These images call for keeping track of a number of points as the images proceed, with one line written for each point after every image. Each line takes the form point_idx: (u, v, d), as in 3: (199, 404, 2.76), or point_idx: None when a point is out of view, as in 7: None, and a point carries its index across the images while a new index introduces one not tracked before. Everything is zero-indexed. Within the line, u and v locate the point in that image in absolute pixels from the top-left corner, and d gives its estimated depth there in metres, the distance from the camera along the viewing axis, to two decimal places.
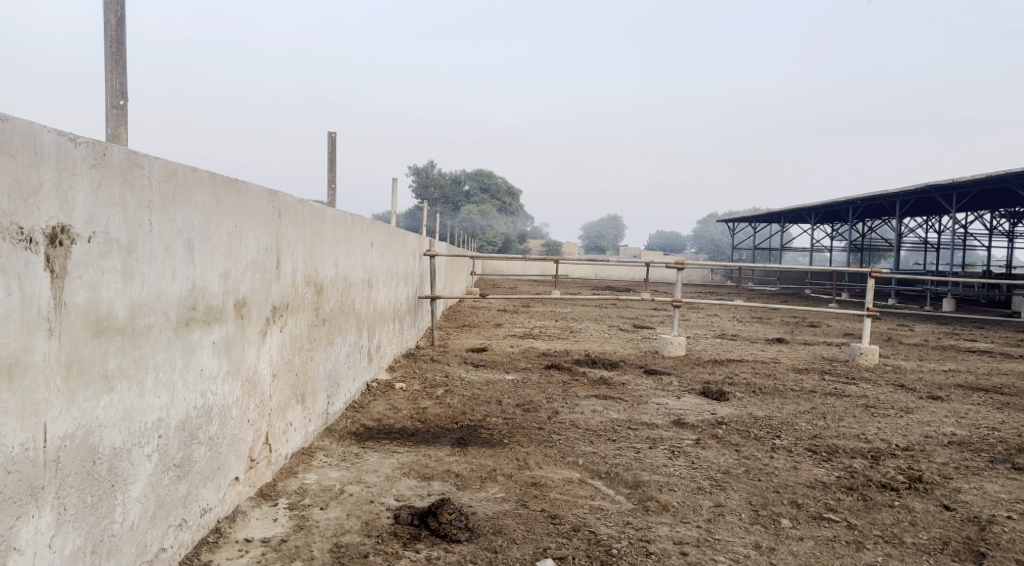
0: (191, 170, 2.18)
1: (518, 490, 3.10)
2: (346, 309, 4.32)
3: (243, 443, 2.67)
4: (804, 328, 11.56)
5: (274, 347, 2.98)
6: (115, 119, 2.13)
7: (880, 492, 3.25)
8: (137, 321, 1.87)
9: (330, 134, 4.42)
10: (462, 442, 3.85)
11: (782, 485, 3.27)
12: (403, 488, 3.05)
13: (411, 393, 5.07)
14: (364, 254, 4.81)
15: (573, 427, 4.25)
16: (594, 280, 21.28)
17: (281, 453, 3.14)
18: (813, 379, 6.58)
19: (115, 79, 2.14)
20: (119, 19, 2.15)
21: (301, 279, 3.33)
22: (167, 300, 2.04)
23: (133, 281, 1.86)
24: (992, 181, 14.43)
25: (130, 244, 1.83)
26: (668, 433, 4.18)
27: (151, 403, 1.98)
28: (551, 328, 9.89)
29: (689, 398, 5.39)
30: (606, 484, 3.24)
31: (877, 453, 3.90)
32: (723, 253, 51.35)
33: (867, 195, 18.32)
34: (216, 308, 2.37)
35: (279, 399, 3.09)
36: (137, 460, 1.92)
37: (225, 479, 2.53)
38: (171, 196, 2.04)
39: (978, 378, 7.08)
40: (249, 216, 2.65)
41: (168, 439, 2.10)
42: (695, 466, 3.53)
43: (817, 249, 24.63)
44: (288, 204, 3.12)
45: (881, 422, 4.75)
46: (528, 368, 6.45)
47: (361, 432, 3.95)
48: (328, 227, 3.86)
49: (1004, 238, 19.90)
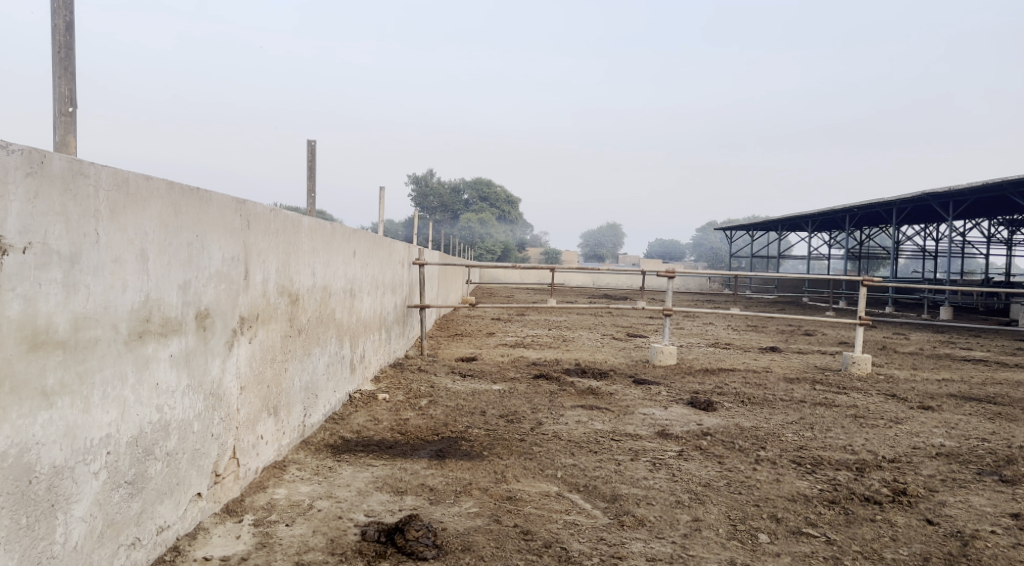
0: (146, 178, 2.13)
1: (492, 504, 3.04)
2: (325, 319, 4.26)
3: (206, 459, 2.61)
4: (800, 337, 11.50)
5: (242, 359, 2.92)
6: (64, 126, 2.09)
7: (863, 506, 3.19)
8: (80, 334, 1.84)
9: (310, 142, 4.36)
10: (440, 454, 3.78)
11: (763, 499, 3.21)
12: (374, 503, 2.99)
13: (395, 404, 5.00)
14: (345, 263, 4.74)
15: (555, 439, 4.19)
16: (591, 289, 21.21)
17: (251, 467, 3.07)
18: (804, 389, 6.51)
19: (64, 86, 2.11)
20: (69, 24, 2.12)
21: (273, 289, 3.28)
22: (117, 312, 1.98)
23: (77, 293, 1.82)
24: (988, 189, 14.38)
25: (72, 254, 1.80)
26: (651, 445, 4.11)
27: (98, 418, 1.92)
28: (543, 337, 9.82)
29: (676, 408, 5.32)
30: (583, 497, 3.17)
31: (863, 465, 3.84)
32: (723, 261, 51.28)
33: (864, 204, 18.26)
34: (175, 320, 2.32)
35: (249, 411, 3.03)
36: (82, 479, 1.87)
37: (185, 496, 2.47)
38: (121, 205, 2.00)
39: (971, 387, 7.01)
40: (214, 225, 2.60)
41: (120, 455, 2.04)
42: (676, 479, 3.45)
43: (814, 257, 24.57)
44: (258, 213, 3.06)
45: (869, 433, 4.68)
46: (516, 378, 6.40)
47: (339, 445, 3.88)
48: (305, 235, 3.80)
49: (1003, 246, 19.84)
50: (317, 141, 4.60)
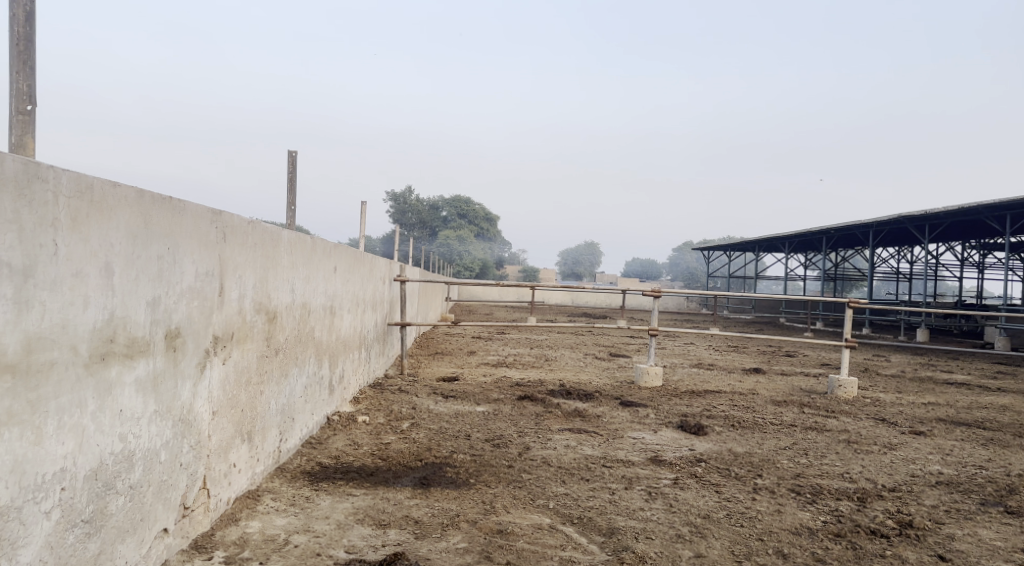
0: (112, 185, 1.94)
1: (483, 539, 2.84)
2: (304, 337, 4.05)
3: (174, 491, 2.40)
4: (782, 358, 11.42)
5: (215, 382, 2.71)
6: (20, 126, 1.89)
7: (870, 540, 3.05)
8: (33, 357, 1.64)
9: (291, 153, 4.17)
10: (424, 483, 3.58)
11: (766, 532, 3.06)
12: (355, 538, 2.79)
13: (375, 428, 4.78)
14: (326, 279, 4.54)
15: (544, 465, 4.00)
16: (570, 307, 21.17)
17: (222, 498, 2.85)
18: (793, 412, 6.38)
19: (23, 81, 1.91)
20: (29, 14, 1.92)
21: (249, 307, 3.07)
22: (76, 332, 1.79)
23: (30, 311, 1.63)
24: (965, 213, 14.55)
25: (26, 267, 1.61)
26: (644, 472, 3.95)
27: (51, 451, 1.72)
28: (526, 356, 9.61)
29: (666, 432, 5.16)
30: (578, 530, 2.99)
31: (864, 494, 3.70)
32: (700, 281, 51.74)
33: (842, 226, 18.48)
34: (142, 340, 2.12)
35: (220, 438, 2.81)
36: (31, 520, 1.66)
37: (149, 533, 2.25)
38: (84, 214, 1.80)
39: (959, 412, 6.94)
40: (187, 236, 2.40)
41: (76, 491, 1.83)
42: (674, 509, 3.29)
43: (792, 277, 24.70)
44: (234, 224, 2.86)
45: (866, 460, 4.57)
46: (500, 399, 6.20)
47: (317, 472, 3.66)
48: (284, 249, 3.61)
49: (976, 269, 20.05)
50: (299, 151, 4.41)
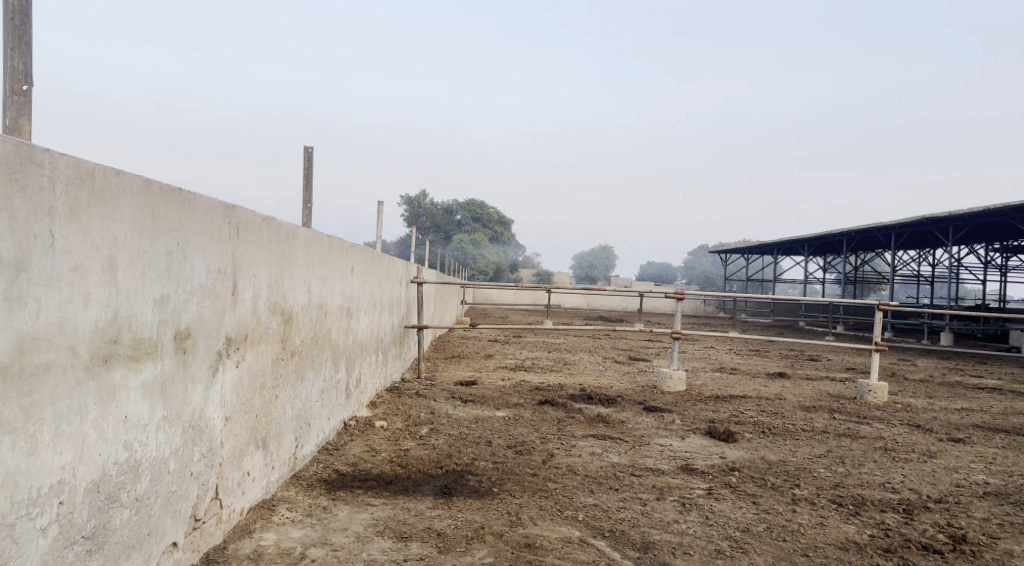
0: (116, 173, 1.80)
1: (510, 554, 2.67)
2: (321, 339, 3.90)
3: (184, 502, 2.26)
4: (805, 362, 11.18)
5: (228, 386, 2.57)
6: (16, 107, 1.76)
7: (922, 556, 2.86)
8: (26, 360, 1.50)
9: (308, 149, 4.04)
10: (445, 492, 3.41)
11: (812, 547, 2.87)
12: (375, 551, 2.63)
13: (394, 433, 4.63)
14: (343, 280, 4.40)
15: (570, 474, 3.83)
16: (587, 311, 21.01)
17: (235, 509, 2.70)
18: (823, 418, 6.16)
19: (18, 59, 1.79)
20: None
21: (264, 307, 2.92)
22: (76, 332, 1.64)
23: (23, 308, 1.49)
24: (990, 215, 14.23)
25: (18, 260, 1.47)
26: (675, 481, 3.76)
27: (48, 461, 1.58)
28: (545, 360, 9.42)
29: (694, 439, 4.96)
30: (611, 544, 2.82)
31: (910, 506, 3.50)
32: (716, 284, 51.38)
33: (863, 229, 18.18)
34: (149, 341, 1.98)
35: (234, 445, 2.67)
36: (24, 538, 1.52)
37: (157, 547, 2.10)
38: (85, 204, 1.67)
39: (994, 419, 6.68)
40: (197, 230, 2.25)
41: (76, 505, 1.69)
42: (710, 523, 3.10)
43: (811, 280, 24.35)
44: (248, 220, 2.71)
45: (906, 468, 4.35)
46: (520, 404, 6.02)
47: (334, 480, 3.51)
48: (300, 248, 3.46)
49: (1000, 272, 19.64)
50: (315, 148, 4.25)
